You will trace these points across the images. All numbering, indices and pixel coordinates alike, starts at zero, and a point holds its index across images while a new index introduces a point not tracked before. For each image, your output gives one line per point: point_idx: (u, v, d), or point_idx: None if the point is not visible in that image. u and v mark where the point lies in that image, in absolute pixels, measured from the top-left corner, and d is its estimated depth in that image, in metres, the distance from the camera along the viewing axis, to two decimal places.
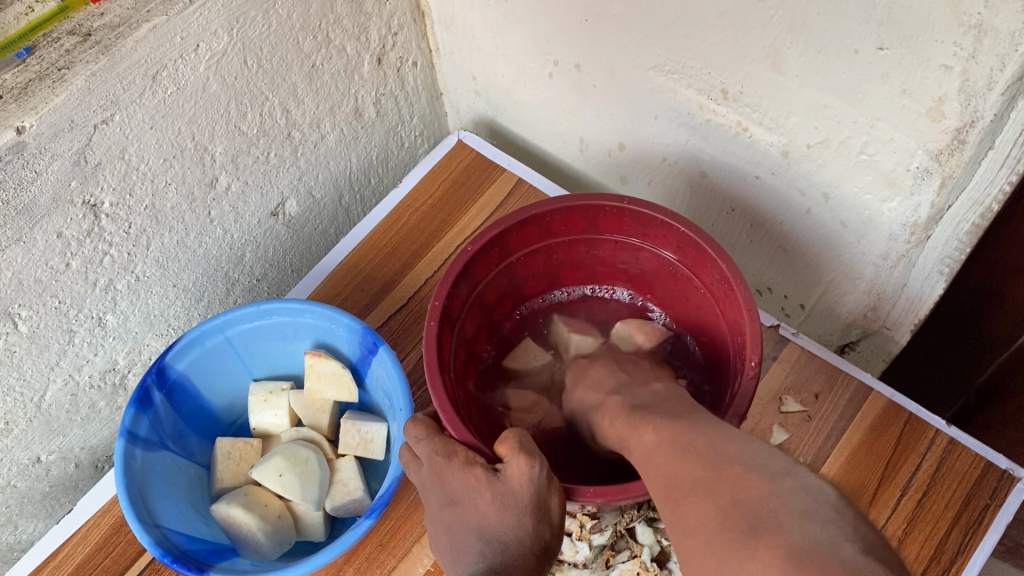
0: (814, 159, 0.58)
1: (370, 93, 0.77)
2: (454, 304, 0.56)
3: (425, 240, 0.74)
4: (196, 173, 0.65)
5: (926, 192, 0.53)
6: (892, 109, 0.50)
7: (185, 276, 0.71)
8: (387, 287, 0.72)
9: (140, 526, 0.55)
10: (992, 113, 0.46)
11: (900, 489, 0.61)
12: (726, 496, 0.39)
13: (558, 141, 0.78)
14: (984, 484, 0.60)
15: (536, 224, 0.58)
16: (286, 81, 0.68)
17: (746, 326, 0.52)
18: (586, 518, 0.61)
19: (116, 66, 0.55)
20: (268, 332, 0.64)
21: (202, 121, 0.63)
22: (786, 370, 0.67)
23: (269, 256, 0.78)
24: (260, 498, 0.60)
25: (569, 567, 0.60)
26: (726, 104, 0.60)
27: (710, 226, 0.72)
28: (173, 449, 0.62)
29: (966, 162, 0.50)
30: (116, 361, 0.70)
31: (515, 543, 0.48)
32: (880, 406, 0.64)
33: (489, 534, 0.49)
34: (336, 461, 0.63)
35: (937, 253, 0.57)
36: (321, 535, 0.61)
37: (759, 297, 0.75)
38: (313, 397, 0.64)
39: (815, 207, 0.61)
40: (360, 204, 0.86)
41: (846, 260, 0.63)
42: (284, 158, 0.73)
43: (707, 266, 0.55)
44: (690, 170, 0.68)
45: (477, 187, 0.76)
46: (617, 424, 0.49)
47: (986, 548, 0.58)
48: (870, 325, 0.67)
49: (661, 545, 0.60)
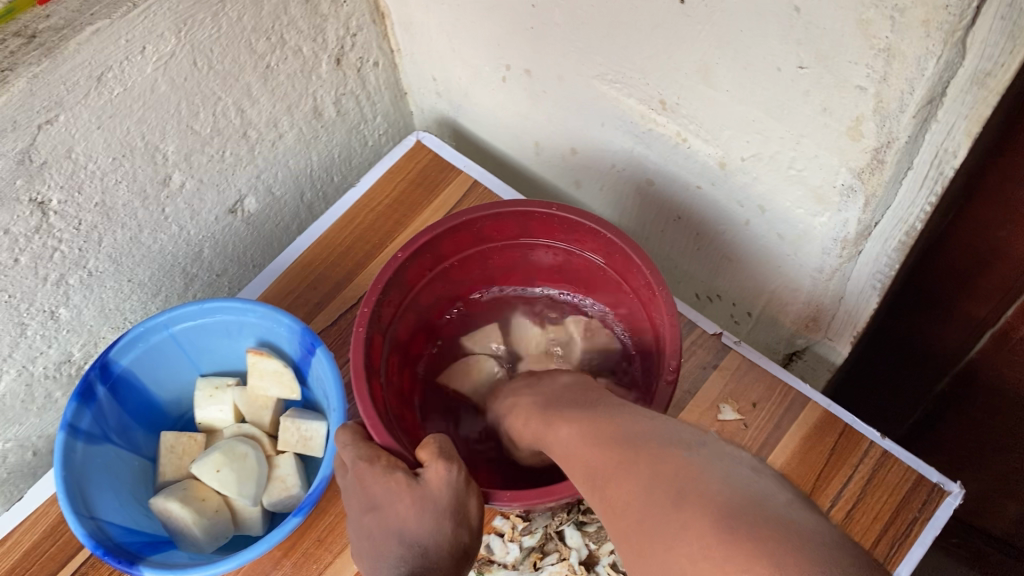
0: (748, 172, 0.58)
1: (330, 93, 0.78)
2: (384, 308, 0.57)
3: (378, 240, 0.75)
4: (147, 172, 0.66)
5: (852, 208, 0.53)
6: (815, 126, 0.50)
7: (140, 272, 0.72)
8: (339, 286, 0.73)
9: (76, 518, 0.56)
10: (907, 134, 0.46)
11: (831, 500, 0.61)
12: (614, 510, 0.40)
13: (515, 143, 0.79)
14: (913, 498, 0.61)
15: (468, 230, 0.58)
16: (240, 82, 0.69)
17: (668, 334, 0.53)
18: (518, 519, 0.62)
19: (58, 68, 0.56)
20: (212, 329, 0.65)
21: (151, 121, 0.64)
22: (725, 378, 0.67)
23: (228, 252, 0.79)
24: (198, 493, 0.62)
25: (498, 567, 0.61)
26: (665, 114, 0.60)
27: (659, 232, 0.73)
28: (117, 442, 0.64)
29: (886, 181, 0.50)
30: (71, 353, 0.71)
31: (434, 546, 0.49)
32: (816, 417, 0.65)
33: (409, 537, 0.49)
34: (275, 458, 0.64)
35: (869, 268, 0.58)
36: (258, 529, 0.63)
37: (708, 304, 0.75)
38: (257, 394, 0.66)
39: (753, 218, 0.61)
40: (324, 201, 0.87)
41: (785, 271, 0.63)
42: (241, 157, 0.74)
43: (635, 274, 0.56)
44: (637, 177, 0.69)
45: (433, 188, 0.77)
46: (529, 424, 0.50)
47: (911, 561, 0.59)
48: (813, 335, 0.67)
49: (589, 548, 0.61)
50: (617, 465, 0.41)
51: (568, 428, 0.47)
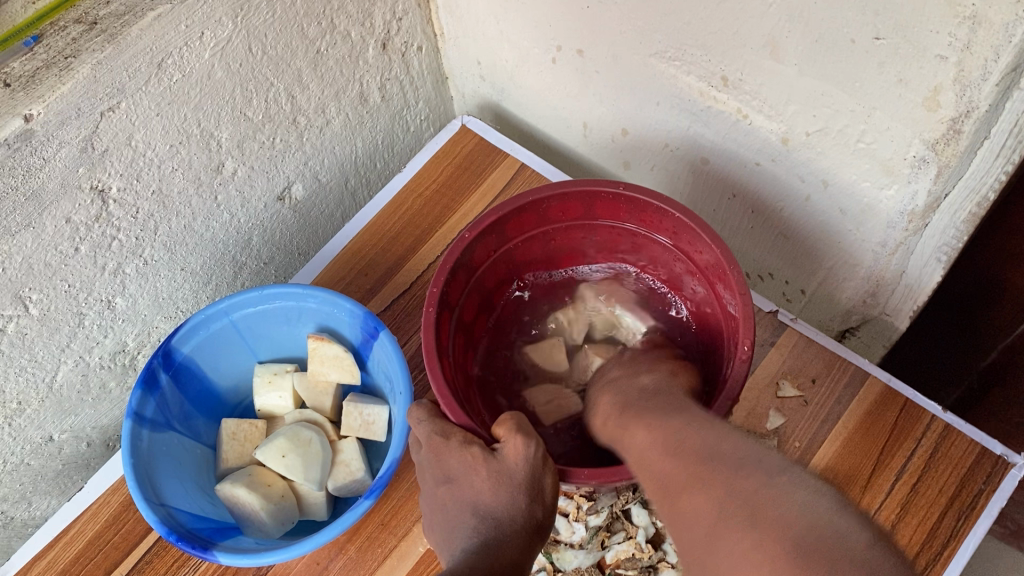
0: (813, 147, 0.58)
1: (375, 78, 0.78)
2: (452, 289, 0.58)
3: (428, 225, 0.75)
4: (202, 159, 0.66)
5: (922, 180, 0.53)
6: (889, 98, 0.50)
7: (193, 260, 0.72)
8: (391, 271, 0.73)
9: (147, 505, 0.56)
10: (987, 103, 0.46)
11: (895, 474, 0.61)
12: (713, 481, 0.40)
13: (562, 126, 0.79)
14: (978, 470, 0.61)
15: (534, 210, 0.60)
16: (291, 67, 0.69)
17: (740, 310, 0.53)
18: (583, 499, 0.62)
19: (122, 54, 0.55)
20: (271, 316, 0.65)
21: (207, 108, 0.64)
22: (783, 355, 0.67)
23: (276, 239, 0.79)
24: (263, 478, 0.61)
25: (565, 547, 0.61)
26: (727, 91, 0.60)
27: (711, 212, 0.73)
28: (179, 429, 0.64)
29: (961, 151, 0.50)
30: (125, 343, 0.71)
31: (508, 519, 0.49)
32: (877, 391, 0.65)
33: (484, 510, 0.50)
34: (338, 443, 0.64)
35: (935, 241, 0.58)
36: (324, 514, 0.62)
37: (761, 283, 0.76)
38: (317, 379, 0.65)
39: (815, 194, 0.61)
40: (366, 188, 0.87)
41: (845, 247, 0.63)
42: (290, 143, 0.73)
43: (702, 250, 0.57)
44: (692, 156, 0.69)
45: (479, 172, 0.77)
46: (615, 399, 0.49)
47: (978, 533, 0.59)
48: (870, 311, 0.67)
49: (655, 526, 0.61)
50: (691, 478, 0.41)
51: (643, 427, 0.47)
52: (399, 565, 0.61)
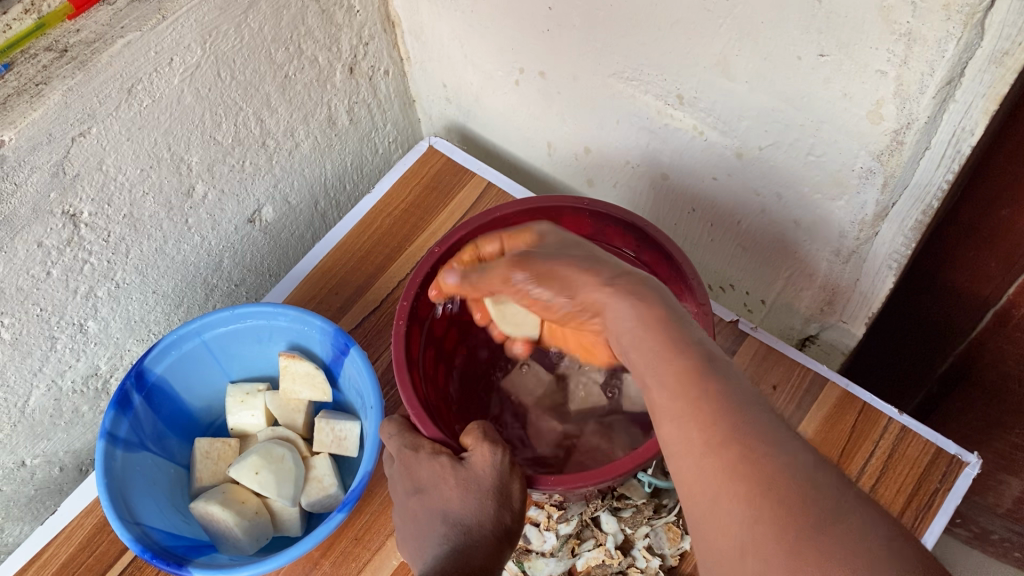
0: (766, 160, 0.60)
1: (344, 101, 0.80)
2: (421, 304, 0.60)
3: (397, 244, 0.76)
4: (173, 183, 0.67)
5: (871, 190, 0.55)
6: (835, 112, 0.53)
7: (164, 283, 0.73)
8: (361, 290, 0.74)
9: (121, 524, 0.57)
10: (926, 115, 0.49)
11: (855, 476, 0.63)
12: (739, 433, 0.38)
13: (527, 146, 0.81)
14: (933, 470, 0.63)
15: (501, 226, 0.62)
16: (260, 92, 0.70)
17: (699, 320, 0.56)
18: (553, 508, 0.63)
19: (92, 81, 0.56)
20: (243, 335, 0.66)
21: (178, 132, 0.65)
22: (745, 363, 0.69)
23: (247, 261, 0.80)
24: (237, 496, 0.62)
25: (536, 556, 0.62)
26: (682, 109, 0.62)
27: (672, 226, 0.75)
28: (153, 449, 0.64)
29: (905, 161, 0.52)
30: (98, 366, 0.72)
31: (477, 525, 0.50)
32: (835, 397, 0.67)
33: (453, 516, 0.51)
34: (311, 459, 0.65)
35: (886, 249, 0.60)
36: (297, 530, 0.63)
37: (722, 294, 0.78)
38: (289, 397, 0.66)
39: (770, 206, 0.63)
40: (336, 210, 0.88)
41: (801, 257, 0.66)
42: (260, 166, 0.75)
43: (665, 261, 0.59)
44: (652, 172, 0.71)
45: (447, 192, 0.79)
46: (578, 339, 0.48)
47: (936, 530, 0.61)
48: (828, 319, 0.70)
49: (625, 533, 0.62)
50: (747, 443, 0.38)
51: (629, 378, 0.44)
52: None
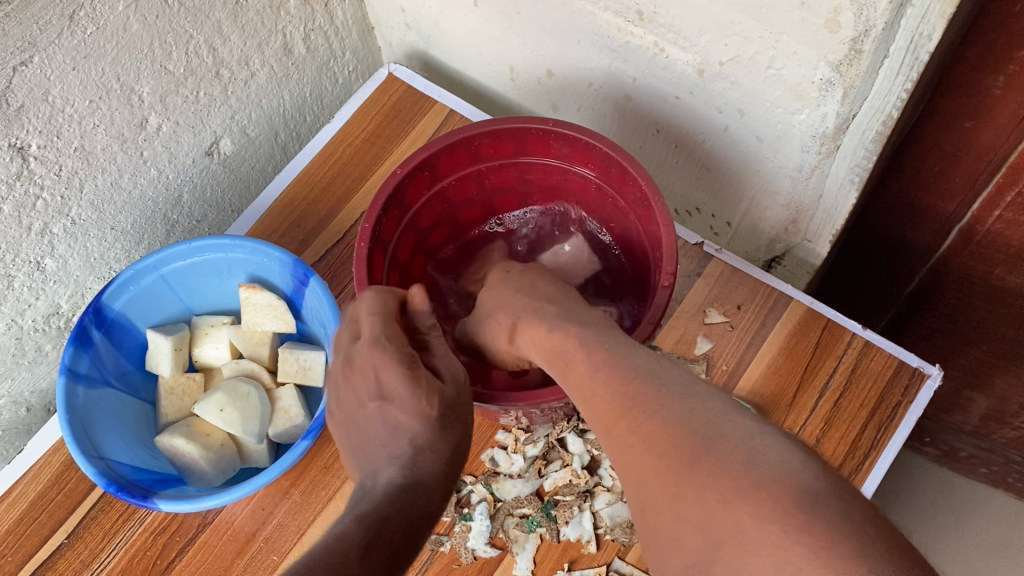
0: (727, 77, 0.59)
1: (299, 28, 0.78)
2: (384, 228, 0.59)
3: (360, 173, 0.75)
4: (124, 115, 0.66)
5: (831, 102, 0.55)
6: (793, 22, 0.51)
7: (122, 219, 0.71)
8: (324, 222, 0.73)
9: (85, 458, 0.56)
10: (884, 21, 0.47)
11: (818, 392, 0.64)
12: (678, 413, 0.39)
13: (490, 71, 0.80)
14: (896, 383, 0.63)
15: (465, 148, 0.61)
16: (210, 19, 0.68)
17: (665, 240, 0.55)
18: (519, 432, 0.64)
19: (30, 6, 0.54)
20: (202, 268, 0.65)
21: (126, 61, 0.63)
22: (710, 285, 0.69)
23: (207, 197, 0.79)
24: (203, 428, 0.62)
25: (504, 478, 0.63)
26: (643, 25, 0.60)
27: (637, 149, 0.75)
28: (117, 386, 0.64)
29: (864, 70, 0.51)
30: (59, 305, 0.71)
31: None
32: (800, 314, 0.67)
33: None
34: (275, 391, 0.64)
35: (848, 162, 0.59)
36: (265, 462, 0.63)
37: (688, 218, 0.78)
38: (252, 330, 0.65)
39: (732, 124, 0.63)
40: (297, 141, 0.87)
41: (763, 175, 0.65)
42: (214, 97, 0.73)
43: (629, 184, 0.59)
44: (616, 94, 0.70)
45: (408, 120, 0.77)
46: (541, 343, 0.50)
47: (898, 442, 0.61)
48: (792, 238, 0.70)
49: (591, 454, 0.63)
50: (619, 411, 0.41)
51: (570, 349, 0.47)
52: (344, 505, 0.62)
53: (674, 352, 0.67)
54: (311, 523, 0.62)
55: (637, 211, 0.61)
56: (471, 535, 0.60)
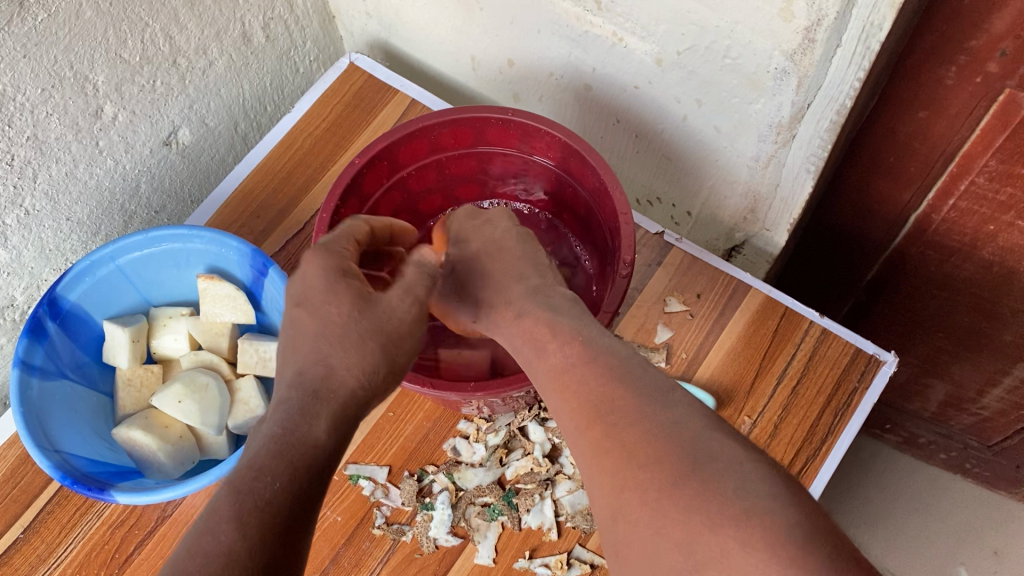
0: (685, 66, 0.59)
1: (257, 17, 0.77)
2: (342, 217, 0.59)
3: (320, 163, 0.74)
4: (78, 103, 0.65)
5: (786, 91, 0.55)
6: (748, 11, 0.52)
7: (79, 210, 0.70)
8: (283, 213, 0.73)
9: (39, 451, 0.56)
10: (835, 10, 0.48)
11: (776, 378, 0.64)
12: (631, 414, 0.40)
13: (452, 60, 0.80)
14: (852, 369, 0.64)
15: (425, 137, 0.61)
16: (166, 6, 0.67)
17: (623, 229, 0.56)
18: (482, 421, 0.64)
19: None
20: (160, 259, 0.64)
21: (79, 49, 0.62)
22: (670, 274, 0.69)
23: (166, 187, 0.78)
24: (161, 420, 0.61)
25: (466, 467, 0.63)
26: (602, 14, 0.60)
27: (599, 139, 0.75)
28: (73, 378, 0.63)
29: (818, 60, 0.52)
30: (13, 297, 0.70)
31: None
32: (758, 302, 0.67)
33: None
34: (235, 382, 0.64)
35: (804, 152, 0.60)
36: (225, 454, 0.62)
37: (650, 208, 0.78)
38: (212, 322, 0.65)
39: (691, 113, 0.63)
40: (257, 131, 0.86)
41: (721, 164, 0.66)
42: (171, 86, 0.72)
43: (588, 172, 0.59)
44: (576, 84, 0.70)
45: (369, 110, 0.77)
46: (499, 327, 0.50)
47: (854, 427, 0.62)
48: (751, 227, 0.70)
49: (552, 442, 0.64)
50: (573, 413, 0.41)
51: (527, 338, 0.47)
52: None
53: (635, 341, 0.67)
54: None
55: (597, 201, 0.61)
56: (433, 524, 0.60)
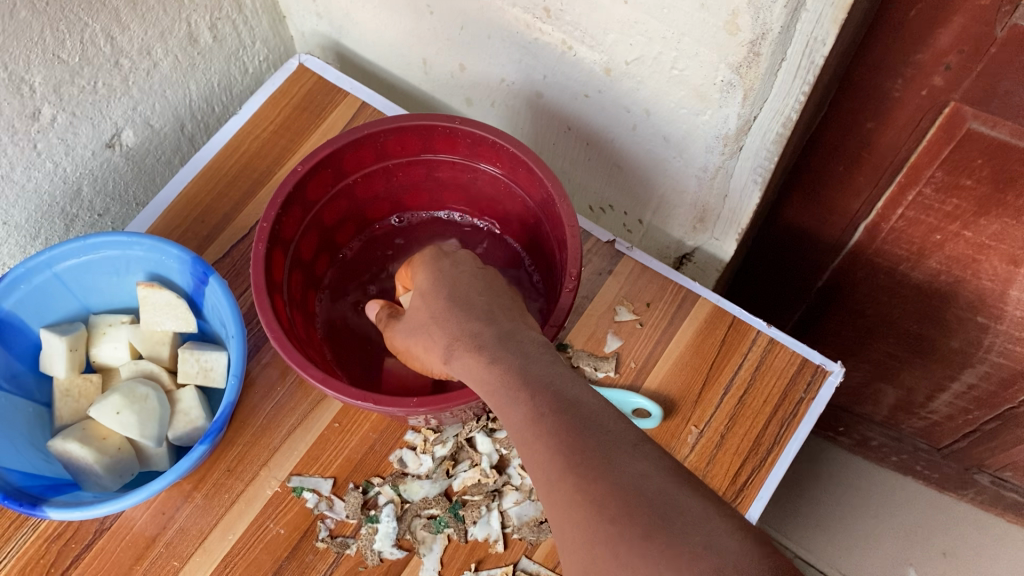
0: (633, 76, 0.59)
1: (204, 18, 0.76)
2: (284, 226, 0.58)
3: (267, 167, 0.73)
4: (13, 105, 0.63)
5: (732, 103, 0.55)
6: (693, 23, 0.51)
7: (16, 214, 0.68)
8: (228, 218, 0.71)
9: None
10: (779, 24, 0.48)
11: (723, 388, 0.64)
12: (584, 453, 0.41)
13: (403, 63, 0.79)
14: (799, 379, 0.64)
15: (370, 144, 0.60)
16: (106, 6, 0.66)
17: (569, 242, 0.55)
18: (429, 431, 0.64)
19: None
20: (98, 266, 0.63)
21: (13, 50, 0.60)
22: (620, 282, 0.69)
23: (109, 190, 0.76)
24: (98, 431, 0.60)
25: (412, 479, 0.62)
26: (550, 22, 0.60)
27: (550, 146, 0.75)
28: (7, 388, 0.61)
29: (762, 74, 0.52)
30: None
31: None
32: (707, 312, 0.67)
33: None
34: (175, 392, 0.62)
35: (751, 162, 0.60)
36: (165, 465, 0.61)
37: (602, 215, 0.78)
38: (152, 330, 0.64)
39: (640, 122, 0.63)
40: (205, 132, 0.85)
41: (670, 173, 0.66)
42: (113, 87, 0.71)
43: (535, 183, 0.59)
44: (527, 91, 0.69)
45: (318, 113, 0.75)
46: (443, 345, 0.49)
47: (800, 437, 0.62)
48: (700, 236, 0.70)
49: (499, 453, 0.64)
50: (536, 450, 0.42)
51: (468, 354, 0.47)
52: (248, 509, 0.61)
53: (584, 350, 0.67)
54: (213, 528, 0.60)
55: (544, 211, 0.60)
56: (378, 537, 0.60)
